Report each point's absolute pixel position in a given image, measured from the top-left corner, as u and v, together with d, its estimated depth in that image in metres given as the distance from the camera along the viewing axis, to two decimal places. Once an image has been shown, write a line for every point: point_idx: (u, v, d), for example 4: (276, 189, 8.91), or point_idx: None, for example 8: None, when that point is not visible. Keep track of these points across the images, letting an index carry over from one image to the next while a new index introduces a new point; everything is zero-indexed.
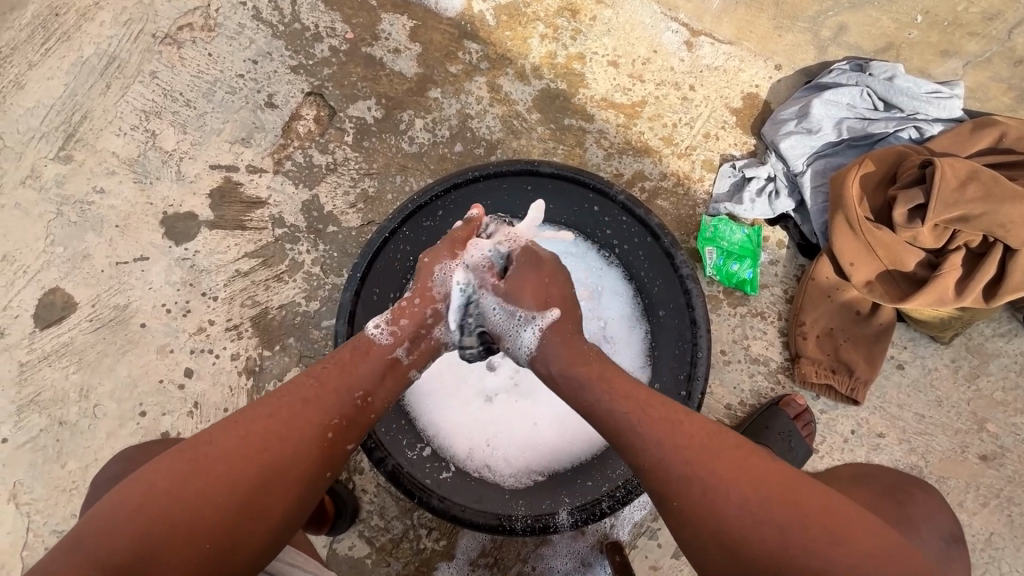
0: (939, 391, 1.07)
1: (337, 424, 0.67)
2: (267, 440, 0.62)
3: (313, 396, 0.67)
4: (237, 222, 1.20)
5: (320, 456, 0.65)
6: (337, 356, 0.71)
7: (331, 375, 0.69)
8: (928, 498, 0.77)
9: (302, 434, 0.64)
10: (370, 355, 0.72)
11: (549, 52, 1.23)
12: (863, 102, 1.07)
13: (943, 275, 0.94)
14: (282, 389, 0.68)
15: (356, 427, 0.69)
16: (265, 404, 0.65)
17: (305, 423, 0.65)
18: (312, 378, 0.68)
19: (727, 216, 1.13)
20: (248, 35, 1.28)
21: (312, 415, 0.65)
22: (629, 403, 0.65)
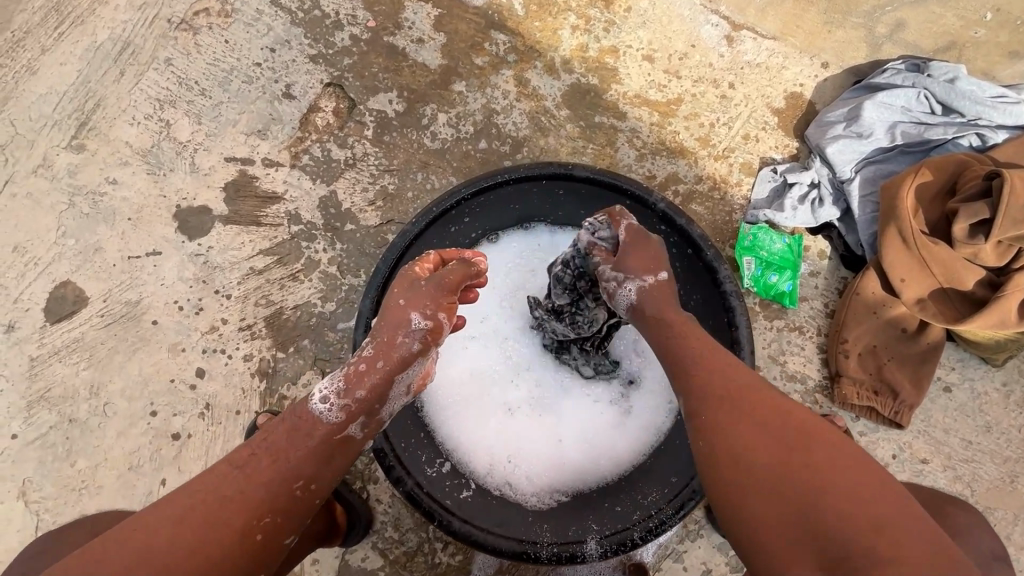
0: (988, 417, 1.00)
1: (266, 523, 0.58)
2: (180, 550, 0.53)
3: (237, 492, 0.58)
4: (253, 217, 1.16)
5: (251, 550, 0.57)
6: (267, 439, 0.62)
7: (262, 469, 0.60)
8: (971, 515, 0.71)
9: (224, 540, 0.55)
10: (311, 434, 0.63)
11: (580, 44, 1.17)
12: (919, 105, 1.00)
13: (1006, 296, 0.87)
14: (201, 481, 0.59)
15: (293, 522, 0.61)
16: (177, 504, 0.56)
17: (228, 524, 0.56)
18: (235, 468, 0.59)
19: (766, 224, 1.07)
20: (266, 22, 1.23)
21: (234, 518, 0.56)
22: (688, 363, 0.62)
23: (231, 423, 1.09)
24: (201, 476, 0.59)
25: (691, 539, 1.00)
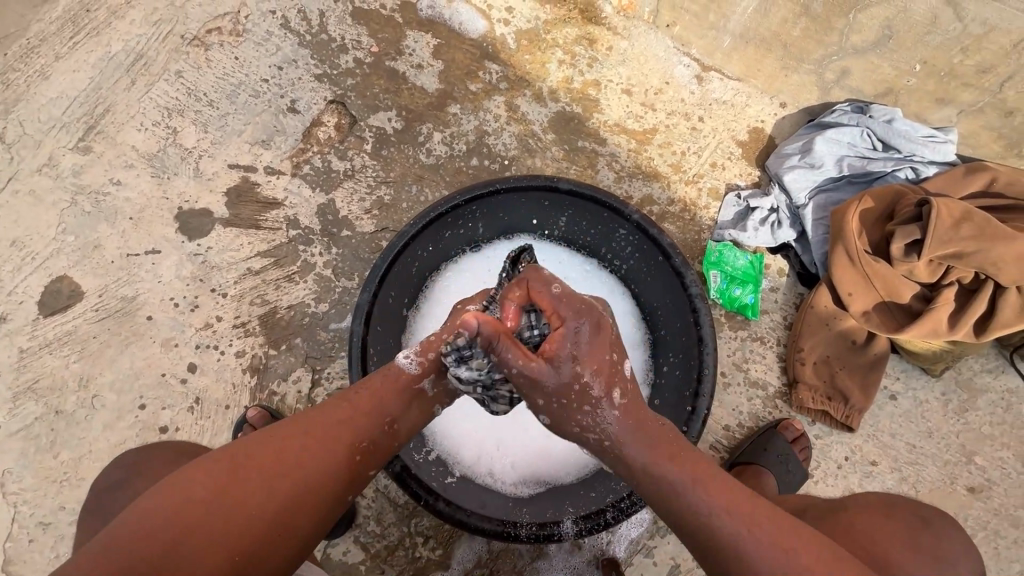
0: (929, 423, 1.10)
1: (364, 447, 0.68)
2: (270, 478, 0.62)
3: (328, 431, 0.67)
4: (252, 221, 1.22)
5: (345, 481, 0.66)
6: (368, 383, 0.71)
7: (365, 398, 0.70)
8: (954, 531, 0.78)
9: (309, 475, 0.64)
10: (399, 385, 0.71)
11: (566, 77, 1.29)
12: (862, 142, 1.13)
13: (938, 307, 0.99)
14: (308, 416, 0.68)
15: (357, 480, 0.68)
16: (273, 437, 0.65)
17: (335, 445, 0.66)
18: (329, 409, 0.68)
19: (730, 243, 1.18)
20: (275, 42, 1.32)
21: (342, 436, 0.66)
22: (689, 472, 0.64)
23: (220, 418, 1.12)
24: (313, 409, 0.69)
25: (661, 534, 1.05)
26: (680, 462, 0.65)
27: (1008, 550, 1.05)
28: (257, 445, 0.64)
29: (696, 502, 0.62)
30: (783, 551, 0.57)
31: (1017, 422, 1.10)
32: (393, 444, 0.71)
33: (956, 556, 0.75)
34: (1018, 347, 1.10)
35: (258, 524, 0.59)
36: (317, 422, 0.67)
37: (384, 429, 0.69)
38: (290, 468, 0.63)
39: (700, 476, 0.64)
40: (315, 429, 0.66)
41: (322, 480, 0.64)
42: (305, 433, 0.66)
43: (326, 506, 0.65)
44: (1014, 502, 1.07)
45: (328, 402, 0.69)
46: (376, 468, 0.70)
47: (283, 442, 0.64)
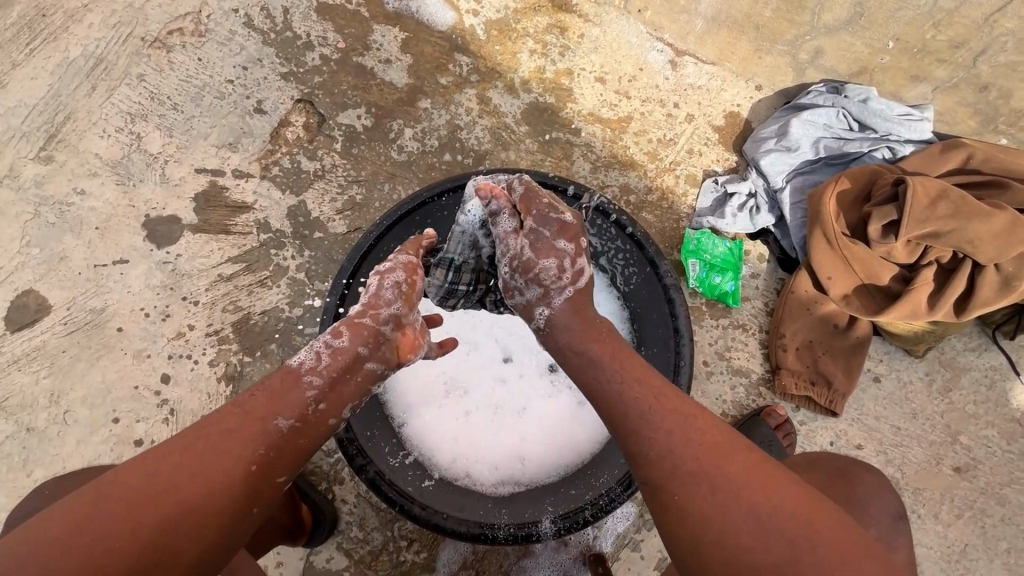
0: (914, 404, 1.09)
1: (261, 457, 0.63)
2: (182, 476, 0.58)
3: (236, 426, 0.63)
4: (222, 226, 1.19)
5: (244, 491, 0.61)
6: (267, 382, 0.67)
7: (260, 403, 0.65)
8: (874, 477, 0.78)
9: (224, 469, 0.60)
10: (292, 387, 0.67)
11: (538, 67, 1.26)
12: (839, 123, 1.11)
13: (916, 288, 0.98)
14: (207, 417, 0.64)
15: (286, 459, 0.65)
16: (183, 437, 0.61)
17: (225, 455, 0.61)
18: (237, 406, 0.64)
19: (709, 230, 1.16)
20: (239, 41, 1.28)
21: (236, 445, 0.62)
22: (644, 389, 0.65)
23: None
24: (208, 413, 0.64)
25: (647, 528, 1.05)
26: (644, 387, 0.65)
27: (995, 528, 1.05)
28: (141, 462, 0.59)
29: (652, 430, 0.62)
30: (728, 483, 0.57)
31: (1001, 399, 1.09)
32: (297, 449, 0.66)
33: (870, 499, 0.75)
34: (1001, 324, 1.09)
35: (139, 543, 0.54)
36: (212, 428, 0.62)
37: (285, 431, 0.65)
38: (172, 485, 0.58)
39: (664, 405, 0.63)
40: (204, 442, 0.61)
41: (222, 489, 0.60)
42: (192, 446, 0.61)
43: (228, 521, 0.60)
44: (1000, 480, 1.07)
45: (215, 415, 0.64)
46: (282, 477, 0.65)
47: (167, 460, 0.59)
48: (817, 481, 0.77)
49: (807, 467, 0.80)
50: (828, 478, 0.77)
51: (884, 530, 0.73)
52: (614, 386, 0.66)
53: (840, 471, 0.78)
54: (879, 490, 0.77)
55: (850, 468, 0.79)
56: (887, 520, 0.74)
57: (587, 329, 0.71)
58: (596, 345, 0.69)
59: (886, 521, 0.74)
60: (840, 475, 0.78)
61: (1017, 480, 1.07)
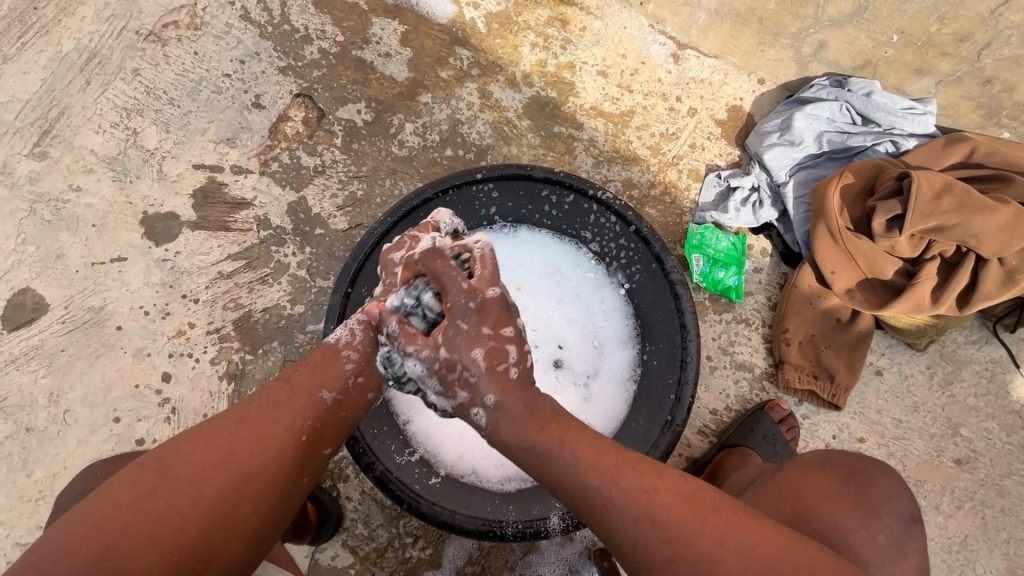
0: (916, 397, 1.10)
1: (308, 430, 0.64)
2: (233, 450, 0.60)
3: (284, 399, 0.64)
4: (221, 223, 1.18)
5: (292, 466, 0.63)
6: (311, 355, 0.68)
7: (299, 378, 0.66)
8: (888, 479, 0.78)
9: (271, 446, 0.62)
10: (335, 359, 0.68)
11: (539, 60, 1.25)
12: (842, 117, 1.11)
13: (919, 282, 0.98)
14: (256, 393, 0.66)
15: (332, 431, 0.66)
16: (235, 411, 0.63)
17: (274, 430, 0.62)
18: (285, 379, 0.66)
19: (712, 225, 1.16)
20: (236, 34, 1.26)
21: (280, 420, 0.63)
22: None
23: (199, 426, 1.10)
24: (256, 389, 0.66)
25: None
26: None
27: (995, 519, 1.06)
28: (188, 442, 0.61)
29: None
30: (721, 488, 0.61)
31: (1001, 392, 1.10)
32: (342, 421, 0.67)
33: (881, 503, 0.75)
34: (1002, 318, 1.10)
35: (194, 522, 0.56)
36: (254, 408, 0.63)
37: (329, 404, 0.66)
38: (227, 459, 0.60)
39: None
40: (253, 420, 0.62)
41: (266, 464, 0.61)
42: (237, 426, 0.62)
43: (271, 497, 0.61)
44: (1000, 471, 1.08)
45: (257, 395, 0.65)
46: (328, 448, 0.66)
47: (212, 441, 0.61)
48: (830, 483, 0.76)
49: (815, 467, 0.79)
50: (839, 481, 0.76)
51: (894, 535, 0.74)
52: None
53: (853, 473, 0.77)
54: (892, 494, 0.76)
55: (860, 467, 0.78)
56: (899, 522, 0.75)
57: None
58: None
59: (897, 525, 0.75)
60: (851, 475, 0.77)
61: (1016, 471, 1.08)
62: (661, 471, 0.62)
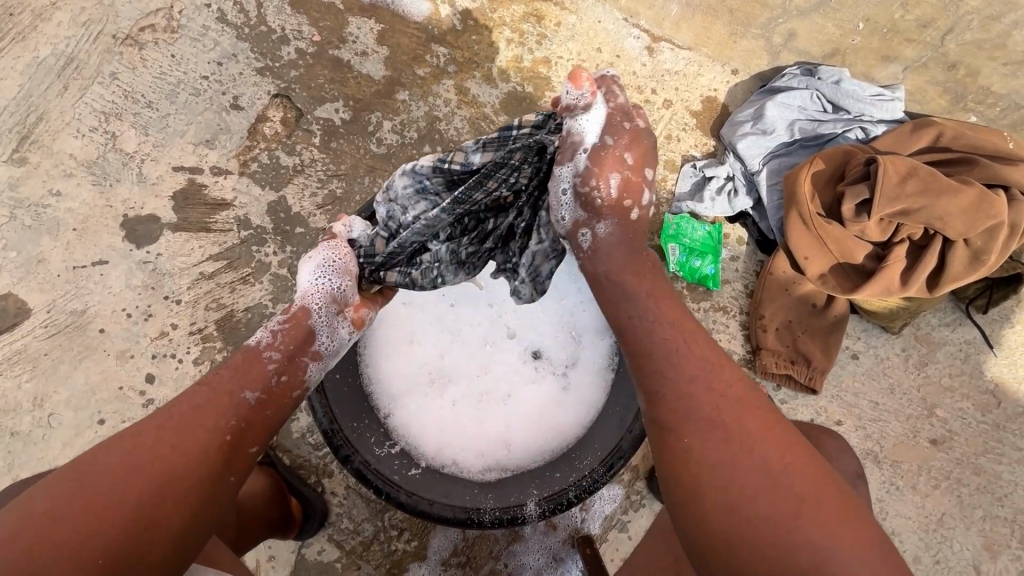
0: (891, 379, 1.12)
1: (234, 428, 0.67)
2: (158, 449, 0.62)
3: (207, 401, 0.67)
4: (202, 224, 1.19)
5: (220, 460, 0.65)
6: (233, 359, 0.72)
7: (224, 380, 0.70)
8: (835, 440, 0.82)
9: (198, 441, 0.64)
10: (257, 360, 0.72)
11: (515, 56, 1.26)
12: (813, 105, 1.13)
13: (889, 265, 0.99)
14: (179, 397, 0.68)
15: (257, 428, 0.69)
16: (159, 416, 0.65)
17: (200, 427, 0.65)
18: (207, 383, 0.69)
19: (688, 214, 1.17)
20: (213, 37, 1.27)
21: (207, 418, 0.66)
22: (677, 334, 0.69)
23: None
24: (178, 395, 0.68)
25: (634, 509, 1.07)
26: (678, 328, 0.70)
27: (970, 497, 1.08)
28: (118, 439, 0.62)
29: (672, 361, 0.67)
30: (750, 435, 0.61)
31: (976, 372, 1.12)
32: (267, 419, 0.70)
33: (830, 459, 0.78)
34: (973, 299, 1.12)
35: (126, 515, 0.58)
36: (178, 409, 0.66)
37: (252, 404, 0.69)
38: (153, 456, 0.61)
39: (697, 345, 0.68)
40: (174, 421, 0.64)
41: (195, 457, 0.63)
42: (168, 422, 0.64)
43: (203, 491, 0.63)
44: (975, 450, 1.10)
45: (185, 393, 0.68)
46: (254, 447, 0.69)
47: (140, 436, 0.63)
48: None
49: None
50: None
51: (843, 485, 0.76)
52: (643, 318, 0.71)
53: (802, 435, 0.81)
54: (839, 453, 0.80)
55: (809, 431, 0.83)
56: (848, 478, 0.77)
57: (627, 263, 0.76)
58: (635, 283, 0.74)
59: (845, 479, 0.77)
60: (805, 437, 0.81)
61: (991, 449, 1.10)
62: (674, 411, 0.65)
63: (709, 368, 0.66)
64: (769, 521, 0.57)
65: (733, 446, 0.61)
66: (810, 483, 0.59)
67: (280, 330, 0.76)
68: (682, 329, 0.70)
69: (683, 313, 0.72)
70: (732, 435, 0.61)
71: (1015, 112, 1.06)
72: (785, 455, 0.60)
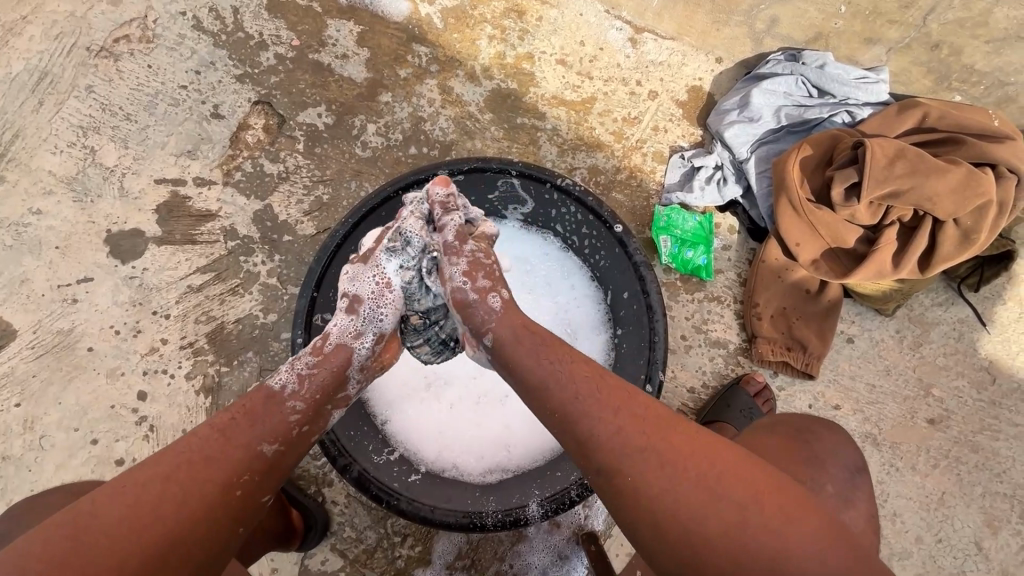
0: (887, 361, 1.12)
1: (246, 480, 0.58)
2: (163, 508, 0.54)
3: (216, 452, 0.58)
4: (187, 236, 1.17)
5: (228, 520, 0.57)
6: (247, 398, 0.62)
7: (239, 431, 0.60)
8: (834, 434, 0.81)
9: (205, 497, 0.56)
10: (275, 400, 0.62)
11: (497, 52, 1.25)
12: (798, 90, 1.12)
13: (880, 248, 0.99)
14: (182, 441, 0.58)
15: (270, 481, 0.60)
16: (160, 463, 0.56)
17: (208, 480, 0.56)
18: (218, 429, 0.59)
19: (678, 205, 1.17)
20: (189, 45, 1.25)
21: (217, 474, 0.57)
22: (574, 387, 0.61)
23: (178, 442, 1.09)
24: (180, 437, 0.59)
25: None
26: (572, 373, 0.63)
27: (970, 474, 1.08)
28: (115, 490, 0.54)
29: (590, 424, 0.59)
30: (677, 478, 0.56)
31: (970, 350, 1.13)
32: (283, 469, 0.62)
33: (829, 456, 0.78)
34: (965, 278, 1.12)
35: None
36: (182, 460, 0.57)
37: (270, 456, 0.60)
38: (155, 517, 0.53)
39: (596, 390, 0.61)
40: (182, 473, 0.56)
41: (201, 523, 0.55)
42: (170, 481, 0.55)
43: (206, 553, 0.55)
44: (972, 428, 1.10)
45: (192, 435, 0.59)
46: (267, 496, 0.61)
47: (141, 490, 0.54)
48: (777, 439, 0.79)
49: (765, 429, 0.81)
50: (785, 440, 0.78)
51: (842, 484, 0.76)
52: (543, 379, 0.62)
53: (800, 431, 0.80)
54: (837, 448, 0.79)
55: (807, 426, 0.81)
56: (847, 475, 0.77)
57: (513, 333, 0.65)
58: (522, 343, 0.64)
59: (844, 477, 0.77)
60: (799, 432, 0.79)
61: (989, 427, 1.10)
62: (616, 495, 0.58)
63: (623, 412, 0.60)
64: (755, 544, 0.53)
65: (686, 480, 0.56)
66: (758, 476, 0.56)
67: (310, 374, 0.64)
68: (583, 378, 0.62)
69: (572, 358, 0.64)
70: (673, 469, 0.56)
71: (1000, 89, 1.06)
72: (735, 480, 0.55)
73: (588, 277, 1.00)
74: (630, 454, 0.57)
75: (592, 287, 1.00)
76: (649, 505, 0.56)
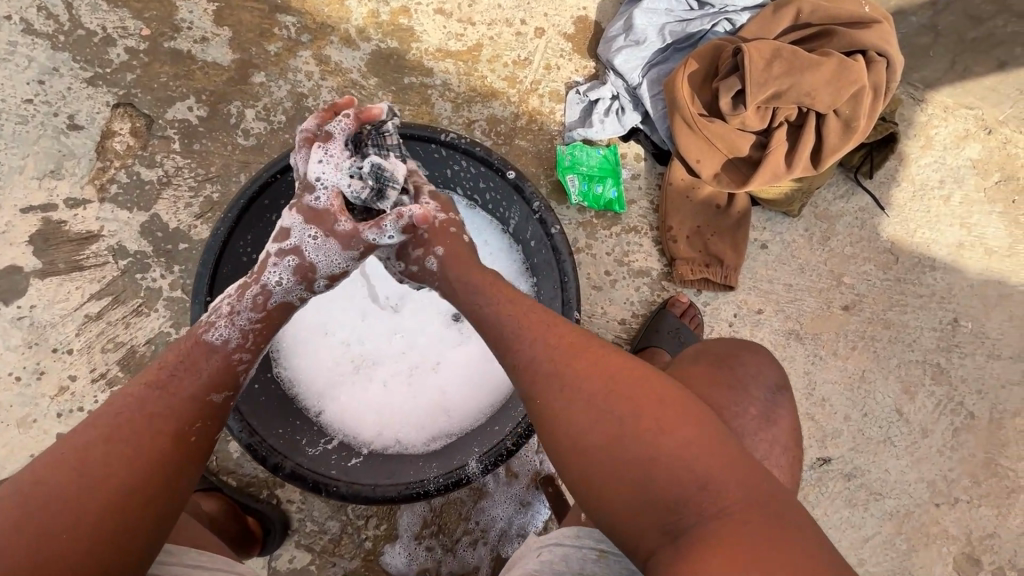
0: (800, 259, 1.17)
1: (197, 425, 0.64)
2: (116, 456, 0.56)
3: (156, 404, 0.62)
4: (72, 263, 1.08)
5: (185, 461, 0.61)
6: (177, 355, 0.67)
7: (183, 383, 0.65)
8: (757, 356, 0.81)
9: (158, 445, 0.59)
10: (209, 351, 0.69)
11: (370, 11, 1.17)
12: (679, 5, 1.11)
13: (772, 151, 1.02)
14: (116, 402, 0.61)
15: (216, 423, 0.66)
16: (102, 423, 0.58)
17: (158, 429, 0.60)
18: (155, 384, 0.63)
19: (581, 142, 1.15)
20: (24, 53, 1.12)
21: (165, 422, 0.61)
22: (515, 321, 0.66)
23: None
24: (113, 400, 0.61)
25: None
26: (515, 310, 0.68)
27: (885, 350, 1.16)
28: (60, 454, 0.55)
29: (523, 351, 0.63)
30: (590, 400, 0.57)
31: (873, 235, 1.18)
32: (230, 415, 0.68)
33: (753, 380, 0.79)
34: (858, 167, 1.17)
35: (98, 529, 0.52)
36: (134, 412, 0.60)
37: (218, 402, 0.67)
38: (114, 466, 0.56)
39: (544, 324, 0.65)
40: (125, 427, 0.59)
41: (161, 458, 0.59)
42: (118, 430, 0.58)
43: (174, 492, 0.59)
44: (883, 307, 1.17)
45: (131, 394, 0.62)
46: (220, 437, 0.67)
47: (88, 450, 0.56)
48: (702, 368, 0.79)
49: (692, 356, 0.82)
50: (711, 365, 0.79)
51: (770, 402, 0.79)
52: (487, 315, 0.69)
53: (726, 356, 0.80)
54: (757, 369, 0.80)
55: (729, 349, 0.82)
56: (763, 396, 0.78)
57: (458, 284, 0.73)
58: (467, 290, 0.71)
59: (767, 397, 0.79)
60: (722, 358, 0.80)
61: (897, 303, 1.17)
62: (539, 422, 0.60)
63: (560, 338, 0.63)
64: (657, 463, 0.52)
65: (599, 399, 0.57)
66: (680, 405, 0.56)
67: (252, 330, 0.72)
68: (526, 317, 0.66)
69: (528, 301, 0.69)
70: (590, 393, 0.58)
71: None
72: (655, 410, 0.55)
73: (500, 230, 1.01)
74: (549, 375, 0.60)
75: (505, 238, 1.00)
76: (563, 428, 0.58)
